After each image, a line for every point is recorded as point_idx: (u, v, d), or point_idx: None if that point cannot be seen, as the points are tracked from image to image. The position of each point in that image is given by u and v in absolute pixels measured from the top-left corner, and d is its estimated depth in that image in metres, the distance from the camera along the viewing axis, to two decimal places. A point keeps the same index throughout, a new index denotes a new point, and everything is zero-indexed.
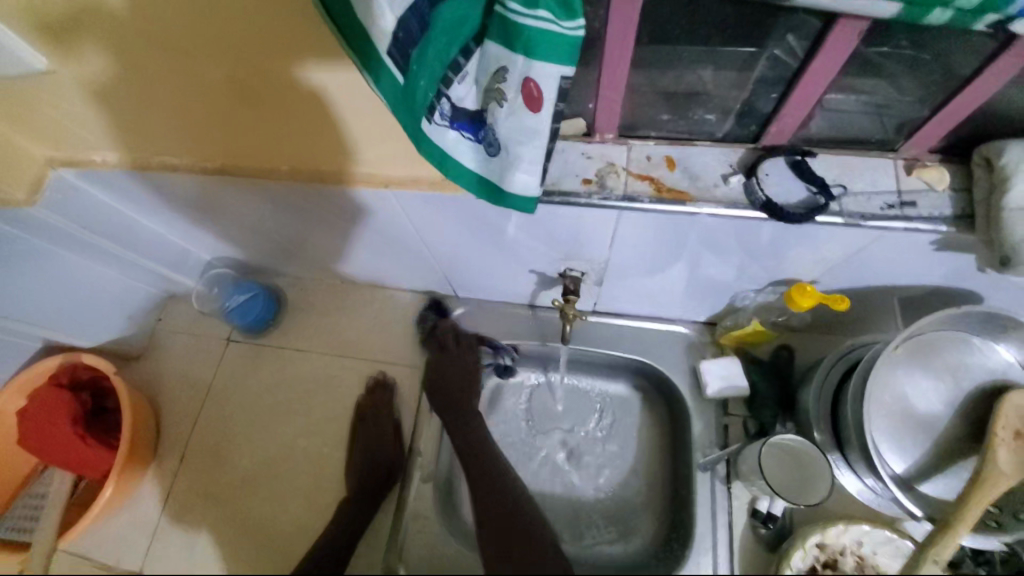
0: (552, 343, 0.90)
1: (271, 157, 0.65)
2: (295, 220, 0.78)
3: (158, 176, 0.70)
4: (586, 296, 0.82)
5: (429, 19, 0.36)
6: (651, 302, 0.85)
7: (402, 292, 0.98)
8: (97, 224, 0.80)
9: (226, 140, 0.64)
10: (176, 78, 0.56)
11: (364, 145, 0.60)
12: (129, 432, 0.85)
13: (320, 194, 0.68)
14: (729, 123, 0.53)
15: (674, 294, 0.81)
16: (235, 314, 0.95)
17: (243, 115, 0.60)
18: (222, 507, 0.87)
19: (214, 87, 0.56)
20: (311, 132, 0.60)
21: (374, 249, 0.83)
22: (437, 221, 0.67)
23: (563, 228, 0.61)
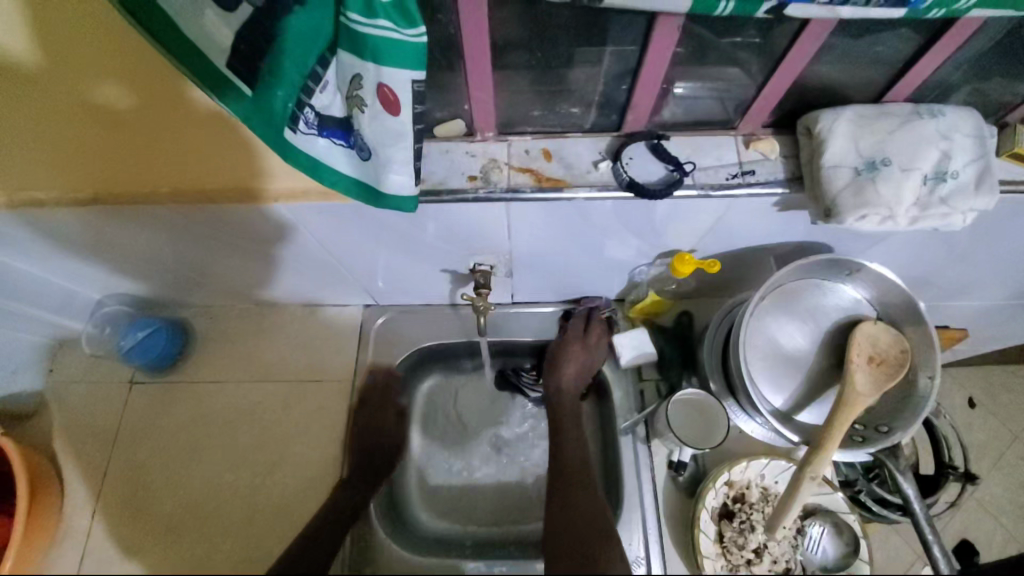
0: (476, 339, 0.94)
1: (151, 184, 0.62)
2: (188, 247, 0.74)
3: (29, 215, 0.64)
4: (502, 288, 0.86)
5: (276, 32, 0.37)
6: (563, 287, 0.90)
7: (322, 307, 0.97)
8: None
9: (103, 166, 0.61)
10: (45, 99, 0.55)
11: (254, 162, 0.59)
12: (25, 491, 0.76)
13: (214, 217, 0.65)
14: (593, 114, 0.58)
15: (582, 277, 0.86)
16: (136, 355, 0.91)
17: (123, 138, 0.58)
18: (148, 556, 0.81)
19: (89, 108, 0.55)
20: (192, 153, 0.59)
21: (281, 267, 0.81)
22: (340, 231, 0.68)
23: (461, 225, 0.64)
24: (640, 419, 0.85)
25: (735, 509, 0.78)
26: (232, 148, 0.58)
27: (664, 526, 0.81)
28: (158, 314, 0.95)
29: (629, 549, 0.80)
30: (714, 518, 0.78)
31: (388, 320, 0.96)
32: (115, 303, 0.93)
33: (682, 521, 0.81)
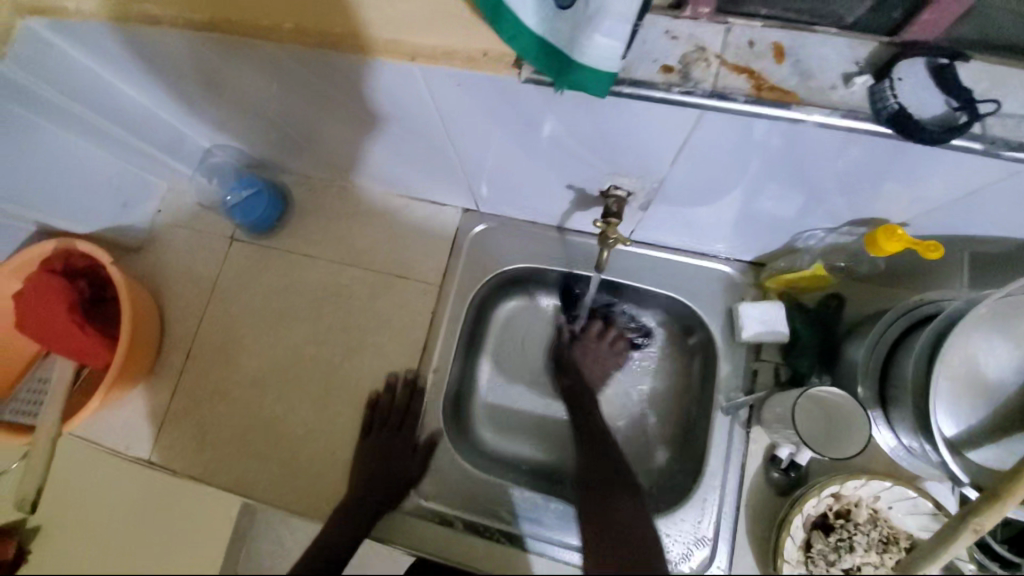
0: (578, 270, 0.84)
1: (260, 12, 0.51)
2: (302, 105, 0.67)
3: (150, 33, 0.56)
4: (628, 221, 0.73)
5: None
6: (696, 234, 0.76)
7: (419, 202, 0.90)
8: (78, 92, 0.70)
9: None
10: None
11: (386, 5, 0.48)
12: (132, 319, 0.81)
13: (336, 70, 0.53)
14: (865, 5, 0.41)
15: (724, 228, 0.72)
16: (237, 212, 0.89)
17: None
18: (230, 403, 0.86)
19: None
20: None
21: (392, 148, 0.73)
22: (467, 117, 0.56)
23: (620, 133, 0.50)
24: (748, 401, 0.73)
25: (836, 524, 0.68)
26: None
27: (743, 516, 0.73)
28: (261, 176, 0.92)
29: (696, 526, 0.73)
30: (808, 526, 0.68)
31: (486, 229, 0.87)
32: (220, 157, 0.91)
33: (767, 518, 0.72)
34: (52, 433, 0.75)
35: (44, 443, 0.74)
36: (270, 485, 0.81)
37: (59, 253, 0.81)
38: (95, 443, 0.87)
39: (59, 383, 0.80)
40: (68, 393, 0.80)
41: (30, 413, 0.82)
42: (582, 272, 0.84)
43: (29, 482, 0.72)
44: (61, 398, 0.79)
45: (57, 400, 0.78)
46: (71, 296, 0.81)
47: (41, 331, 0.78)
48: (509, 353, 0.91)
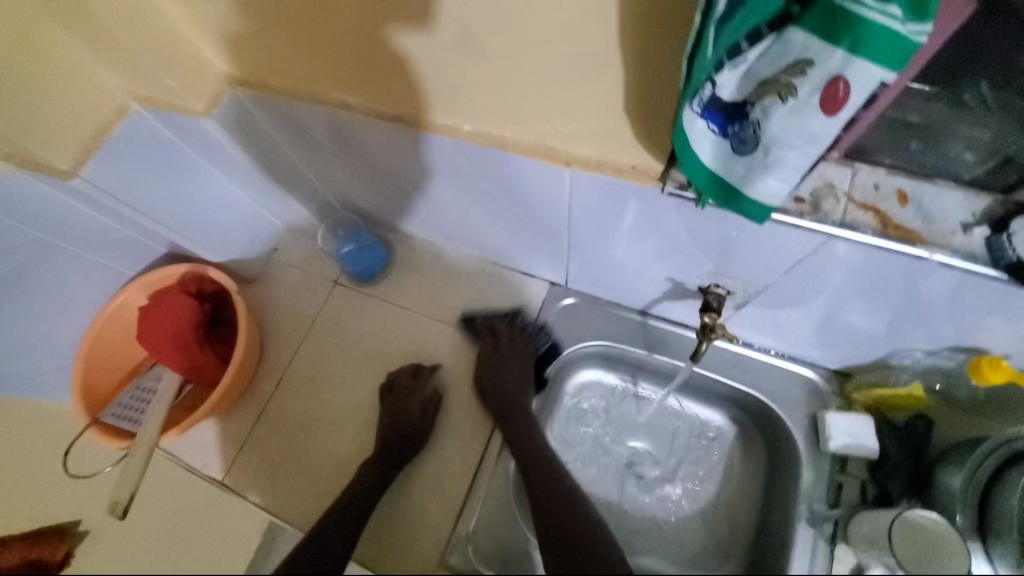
0: (662, 358, 0.89)
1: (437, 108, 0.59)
2: (442, 186, 0.77)
3: (331, 115, 0.67)
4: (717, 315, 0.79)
5: None
6: (780, 336, 0.80)
7: (510, 271, 0.97)
8: (250, 150, 0.83)
9: (387, 93, 0.60)
10: (327, 23, 0.55)
11: (535, 121, 0.53)
12: (245, 346, 0.90)
13: (488, 163, 0.62)
14: (982, 168, 0.46)
15: (810, 334, 0.76)
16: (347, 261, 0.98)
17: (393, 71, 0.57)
18: (308, 441, 0.89)
19: (369, 35, 0.54)
20: (479, 96, 0.54)
21: (505, 224, 0.82)
22: (593, 212, 0.64)
23: (744, 248, 0.57)
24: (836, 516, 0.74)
25: None
26: (493, 94, 0.52)
27: None
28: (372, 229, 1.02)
29: None
30: None
31: (573, 305, 0.93)
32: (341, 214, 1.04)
33: None
34: (152, 438, 0.79)
35: (142, 445, 0.79)
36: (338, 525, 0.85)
37: (190, 276, 0.92)
38: (178, 457, 0.91)
39: (166, 395, 0.86)
40: (170, 403, 0.85)
41: (131, 420, 0.87)
42: (666, 360, 0.88)
43: (122, 483, 0.75)
44: (164, 407, 0.84)
45: (161, 410, 0.83)
46: (198, 316, 0.90)
47: (163, 345, 0.86)
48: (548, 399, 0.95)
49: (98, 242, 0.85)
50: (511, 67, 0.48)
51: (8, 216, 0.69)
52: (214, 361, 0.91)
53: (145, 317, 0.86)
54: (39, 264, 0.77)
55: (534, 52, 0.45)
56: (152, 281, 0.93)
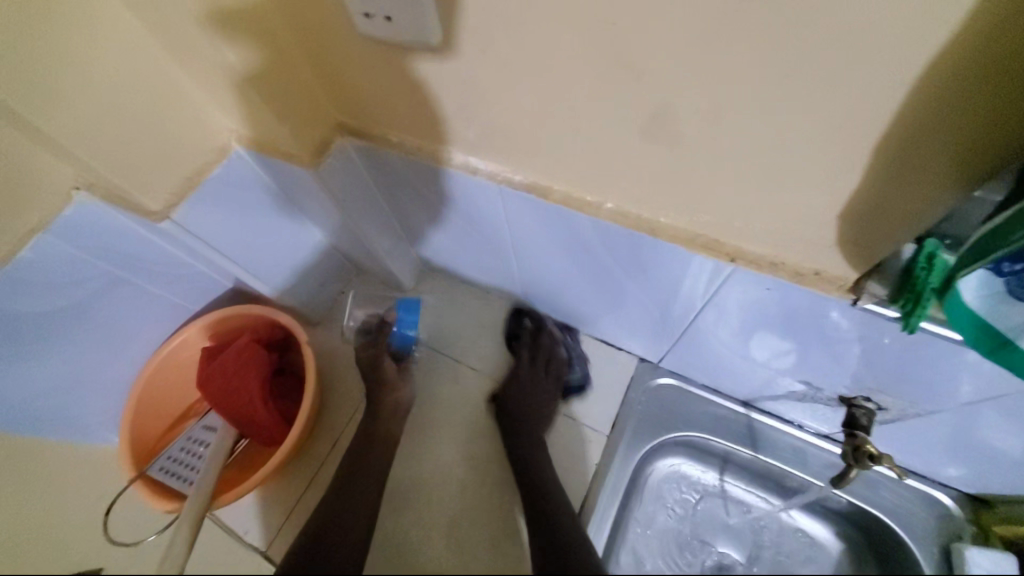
0: (778, 465, 0.79)
1: (587, 187, 0.52)
2: (555, 259, 0.70)
3: (451, 176, 0.62)
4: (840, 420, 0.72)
5: None
6: (920, 454, 0.69)
7: (596, 341, 0.91)
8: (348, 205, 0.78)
9: (526, 164, 0.54)
10: (474, 90, 0.49)
11: (710, 210, 0.47)
12: (310, 404, 0.82)
13: (628, 246, 0.56)
14: None
15: (951, 456, 0.67)
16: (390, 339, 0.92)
17: (541, 144, 0.51)
18: None
19: (521, 109, 0.48)
20: (642, 181, 0.48)
21: (609, 300, 0.75)
22: (735, 306, 0.58)
23: (927, 373, 0.53)
24: None
25: None
26: (664, 179, 0.46)
27: None
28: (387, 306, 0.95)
29: None
30: None
31: (666, 387, 0.84)
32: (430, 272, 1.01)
33: None
34: (202, 505, 0.70)
35: (192, 511, 0.71)
36: None
37: (254, 319, 0.87)
38: (227, 521, 0.82)
39: (218, 453, 0.79)
40: (221, 463, 0.78)
41: (178, 477, 0.80)
42: (787, 470, 0.79)
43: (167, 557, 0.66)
44: (217, 466, 0.77)
45: (213, 470, 0.76)
46: (264, 369, 0.84)
47: (228, 395, 0.82)
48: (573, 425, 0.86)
49: (172, 279, 0.80)
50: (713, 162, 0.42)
51: (81, 250, 0.64)
52: (274, 418, 0.84)
53: (208, 364, 0.82)
54: (105, 300, 0.72)
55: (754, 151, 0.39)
56: (214, 323, 0.86)
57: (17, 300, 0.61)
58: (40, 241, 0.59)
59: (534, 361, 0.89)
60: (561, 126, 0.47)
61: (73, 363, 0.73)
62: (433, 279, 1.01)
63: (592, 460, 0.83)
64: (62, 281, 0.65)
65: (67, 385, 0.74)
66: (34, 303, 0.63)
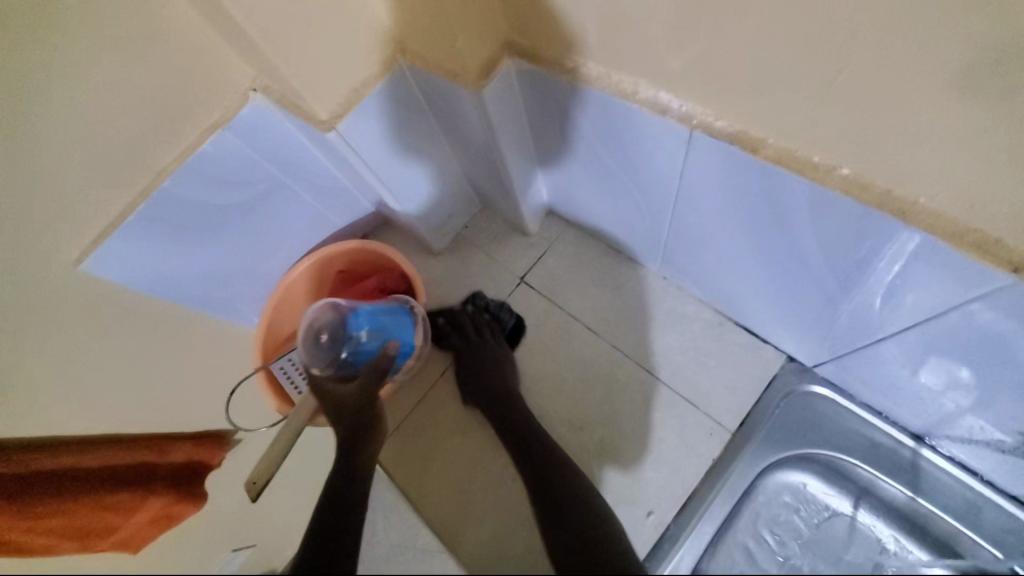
0: (942, 516, 0.67)
1: (822, 144, 0.41)
2: (726, 228, 0.60)
3: (630, 112, 0.54)
4: None
5: None
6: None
7: (736, 327, 0.80)
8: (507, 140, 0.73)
9: (740, 107, 0.44)
10: (696, 8, 0.39)
11: (1016, 194, 0.34)
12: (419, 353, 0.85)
13: (852, 223, 0.45)
14: None
15: None
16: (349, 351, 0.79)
17: (771, 83, 0.40)
18: (452, 450, 0.86)
19: (761, 34, 0.37)
20: (914, 143, 0.36)
21: (774, 286, 0.64)
22: (981, 323, 0.45)
23: None
24: None
25: None
26: (958, 144, 0.34)
27: None
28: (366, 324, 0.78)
29: None
30: None
31: (814, 394, 0.74)
32: (559, 218, 0.95)
33: None
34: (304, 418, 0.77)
35: (296, 419, 0.78)
36: (490, 542, 0.83)
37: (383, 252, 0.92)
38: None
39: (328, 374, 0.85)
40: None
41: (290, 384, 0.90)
42: (950, 522, 0.67)
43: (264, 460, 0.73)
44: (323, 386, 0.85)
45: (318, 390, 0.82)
46: None
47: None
48: (689, 414, 0.78)
49: (322, 192, 0.83)
50: None
51: (253, 149, 0.68)
52: None
53: None
54: (267, 201, 0.77)
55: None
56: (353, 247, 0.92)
57: (202, 191, 0.67)
58: (221, 136, 0.63)
59: (478, 334, 0.88)
60: (820, 62, 0.36)
61: (238, 256, 0.81)
62: (561, 226, 0.95)
63: (707, 453, 0.76)
64: (236, 178, 0.69)
65: (232, 274, 0.82)
66: (213, 196, 0.69)
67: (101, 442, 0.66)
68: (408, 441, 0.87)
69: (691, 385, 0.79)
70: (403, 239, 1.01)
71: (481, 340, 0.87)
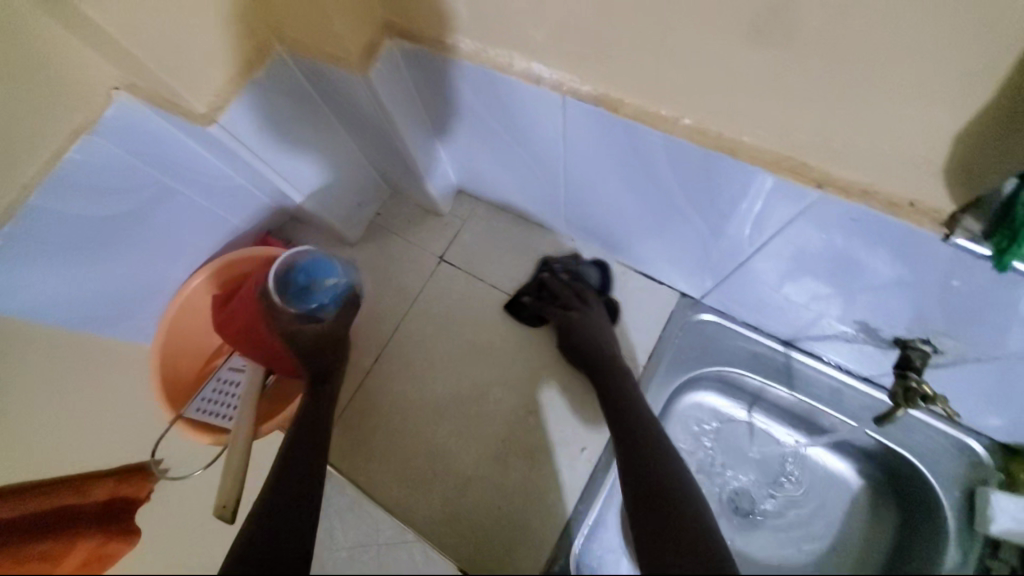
0: (812, 403, 0.81)
1: (666, 98, 0.48)
2: (610, 182, 0.67)
3: (509, 83, 0.58)
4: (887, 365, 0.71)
5: None
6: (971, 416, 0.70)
7: (638, 275, 0.89)
8: (403, 118, 0.73)
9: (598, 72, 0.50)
10: None
11: (804, 125, 0.43)
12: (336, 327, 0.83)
13: (702, 165, 0.53)
14: None
15: (984, 401, 0.66)
16: (311, 296, 0.85)
17: (616, 49, 0.46)
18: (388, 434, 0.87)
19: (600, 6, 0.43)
20: (729, 91, 0.44)
21: (659, 231, 0.73)
22: (806, 236, 0.55)
23: (995, 312, 0.51)
24: None
25: None
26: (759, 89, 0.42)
27: None
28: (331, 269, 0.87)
29: None
30: None
31: (704, 322, 0.85)
32: (468, 195, 0.99)
33: None
34: (244, 437, 0.75)
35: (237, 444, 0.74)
36: (441, 515, 0.82)
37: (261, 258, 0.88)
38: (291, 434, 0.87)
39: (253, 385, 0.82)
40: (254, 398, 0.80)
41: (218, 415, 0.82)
42: (823, 411, 0.81)
43: (228, 481, 0.70)
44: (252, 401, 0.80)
45: (252, 402, 0.79)
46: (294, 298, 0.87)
47: (253, 325, 0.83)
48: None
49: (218, 194, 0.80)
50: (824, 68, 0.38)
51: (130, 152, 0.64)
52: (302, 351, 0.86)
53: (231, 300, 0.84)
54: (154, 207, 0.72)
55: (900, 45, 0.34)
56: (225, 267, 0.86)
57: (72, 202, 0.62)
58: (88, 142, 0.59)
59: (566, 291, 0.88)
60: (650, 27, 0.42)
61: (127, 269, 0.75)
62: (470, 202, 0.99)
63: None
64: (112, 184, 0.65)
65: (124, 291, 0.77)
66: (89, 206, 0.64)
67: (21, 490, 0.62)
68: (348, 430, 0.87)
69: (605, 332, 0.88)
70: (314, 234, 0.99)
71: (563, 291, 0.88)
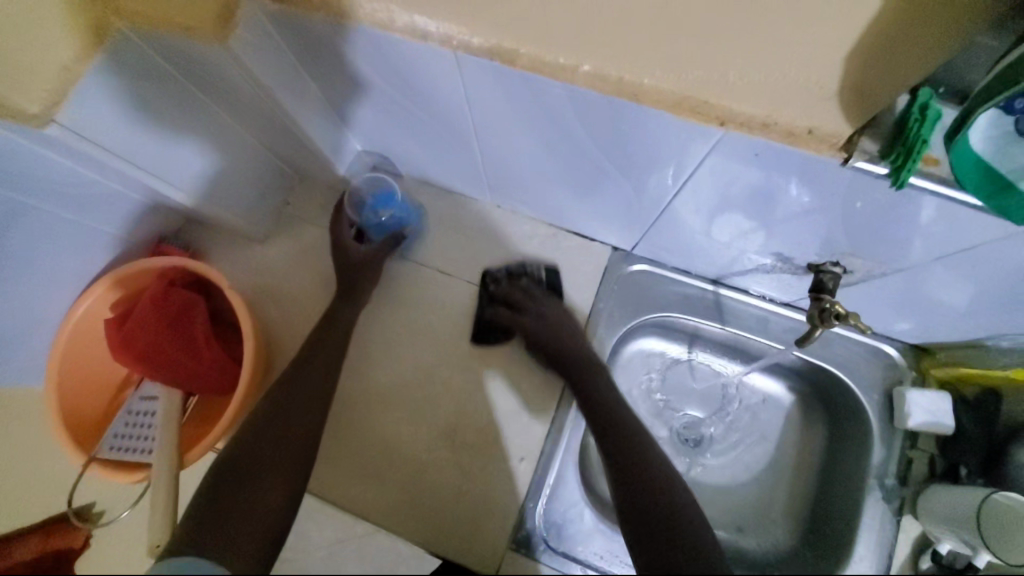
0: (744, 334, 0.84)
1: (560, 42, 0.44)
2: (520, 139, 0.63)
3: (395, 42, 0.51)
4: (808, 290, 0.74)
5: None
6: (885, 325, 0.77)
7: (569, 233, 0.88)
8: (286, 94, 0.65)
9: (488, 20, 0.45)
10: None
11: None
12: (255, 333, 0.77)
13: (603, 111, 0.50)
14: None
15: (893, 310, 0.71)
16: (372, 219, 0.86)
17: None
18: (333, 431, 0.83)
19: None
20: None
21: (582, 186, 0.70)
22: (713, 173, 0.54)
23: (896, 227, 0.53)
24: (902, 491, 0.77)
25: None
26: None
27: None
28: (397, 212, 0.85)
29: None
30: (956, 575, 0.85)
31: (637, 271, 0.85)
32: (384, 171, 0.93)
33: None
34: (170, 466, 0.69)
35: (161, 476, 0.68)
36: (397, 503, 0.81)
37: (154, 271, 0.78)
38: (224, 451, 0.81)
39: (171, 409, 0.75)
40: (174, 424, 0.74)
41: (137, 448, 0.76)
42: (753, 340, 0.84)
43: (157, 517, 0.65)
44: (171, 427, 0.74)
45: (173, 428, 0.73)
46: (202, 309, 0.80)
47: (160, 346, 0.75)
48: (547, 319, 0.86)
49: (85, 202, 0.69)
50: None
51: None
52: (221, 364, 0.80)
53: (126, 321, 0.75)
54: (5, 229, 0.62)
55: None
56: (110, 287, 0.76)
57: None
58: None
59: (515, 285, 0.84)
60: None
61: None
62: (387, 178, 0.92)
63: None
64: None
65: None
66: None
67: None
68: None
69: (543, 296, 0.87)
70: (219, 233, 0.91)
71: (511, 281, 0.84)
